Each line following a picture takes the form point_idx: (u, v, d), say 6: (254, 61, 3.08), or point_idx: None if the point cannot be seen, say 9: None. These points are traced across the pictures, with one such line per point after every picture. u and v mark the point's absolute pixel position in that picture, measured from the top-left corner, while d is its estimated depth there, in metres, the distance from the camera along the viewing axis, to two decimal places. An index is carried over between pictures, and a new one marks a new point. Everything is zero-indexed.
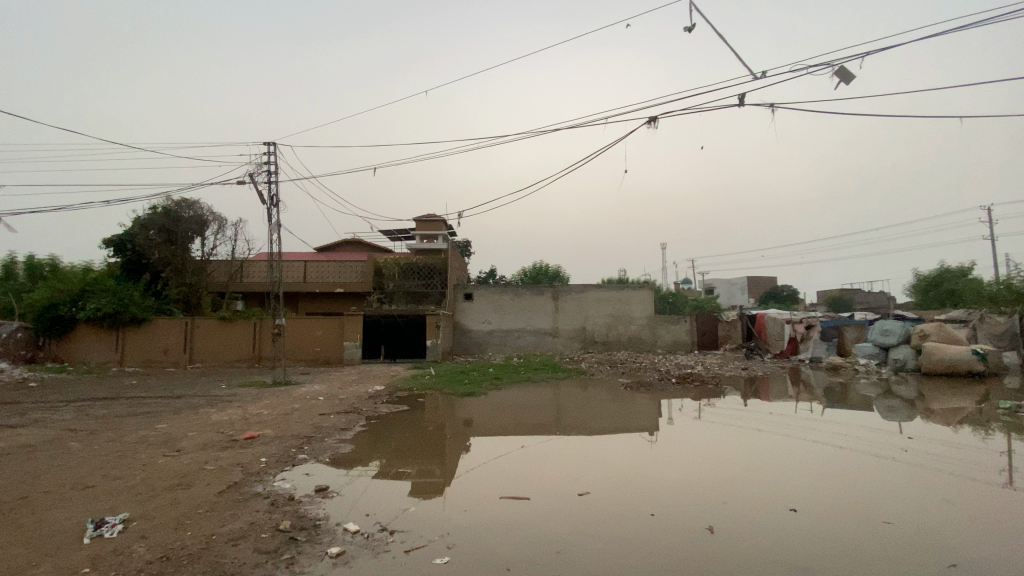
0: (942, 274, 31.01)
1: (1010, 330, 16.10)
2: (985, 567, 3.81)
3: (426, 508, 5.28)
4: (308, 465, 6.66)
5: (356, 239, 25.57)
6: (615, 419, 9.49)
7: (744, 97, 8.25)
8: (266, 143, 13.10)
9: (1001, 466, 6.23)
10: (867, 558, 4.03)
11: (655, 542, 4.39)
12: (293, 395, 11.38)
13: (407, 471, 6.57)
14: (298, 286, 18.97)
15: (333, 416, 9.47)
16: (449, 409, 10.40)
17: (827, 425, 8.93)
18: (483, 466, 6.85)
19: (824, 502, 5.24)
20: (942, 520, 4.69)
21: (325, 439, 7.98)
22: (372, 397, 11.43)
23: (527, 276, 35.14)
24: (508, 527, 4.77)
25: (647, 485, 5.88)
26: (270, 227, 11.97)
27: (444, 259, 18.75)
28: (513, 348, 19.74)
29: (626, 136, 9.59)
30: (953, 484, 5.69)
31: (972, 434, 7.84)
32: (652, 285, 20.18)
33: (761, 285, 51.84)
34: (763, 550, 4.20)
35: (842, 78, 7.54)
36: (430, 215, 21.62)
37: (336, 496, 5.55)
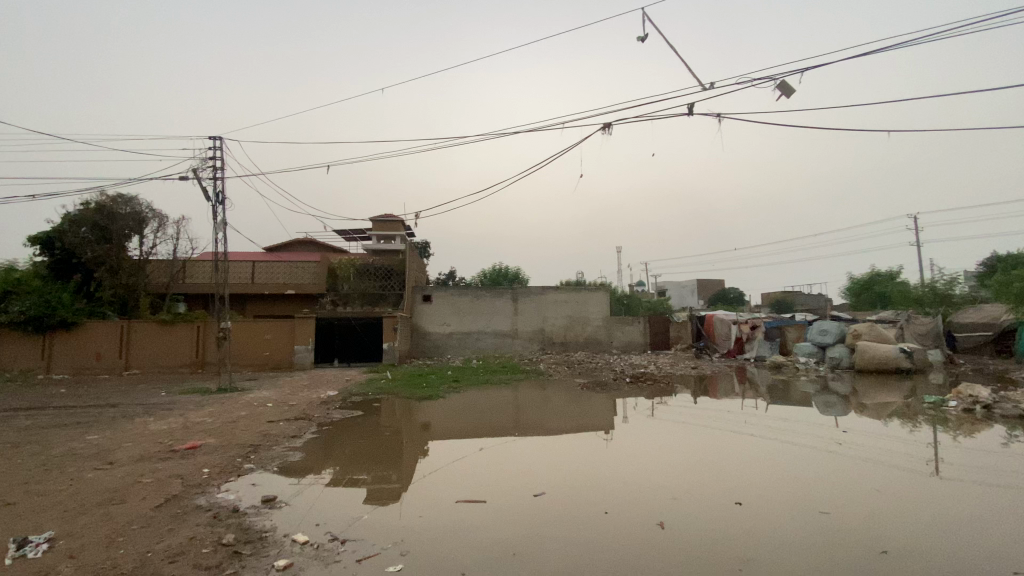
0: (872, 276, 33.33)
1: (934, 331, 17.40)
2: (912, 553, 4.08)
3: (381, 515, 5.12)
4: (254, 475, 6.34)
5: (309, 240, 24.65)
6: (573, 419, 9.59)
7: (693, 107, 8.52)
8: (211, 137, 12.43)
9: (928, 457, 6.70)
10: (808, 548, 4.21)
11: (610, 539, 4.44)
12: (239, 402, 10.82)
13: (362, 478, 6.37)
14: (246, 287, 18.14)
15: (283, 423, 9.08)
16: (406, 413, 10.18)
17: (772, 420, 9.36)
18: (440, 470, 6.74)
19: (767, 495, 5.46)
20: (874, 509, 4.99)
21: (273, 447, 7.64)
22: (324, 402, 11.04)
23: (486, 278, 35.19)
24: (465, 531, 4.69)
25: (602, 485, 5.94)
26: (216, 225, 11.37)
27: (401, 259, 18.46)
28: (471, 350, 19.62)
29: (584, 140, 9.69)
30: (884, 475, 6.06)
31: (899, 427, 8.42)
32: (608, 286, 20.59)
33: (710, 288, 54.04)
34: (712, 544, 4.32)
35: (784, 92, 7.95)
36: (387, 215, 21.24)
37: (285, 506, 5.30)
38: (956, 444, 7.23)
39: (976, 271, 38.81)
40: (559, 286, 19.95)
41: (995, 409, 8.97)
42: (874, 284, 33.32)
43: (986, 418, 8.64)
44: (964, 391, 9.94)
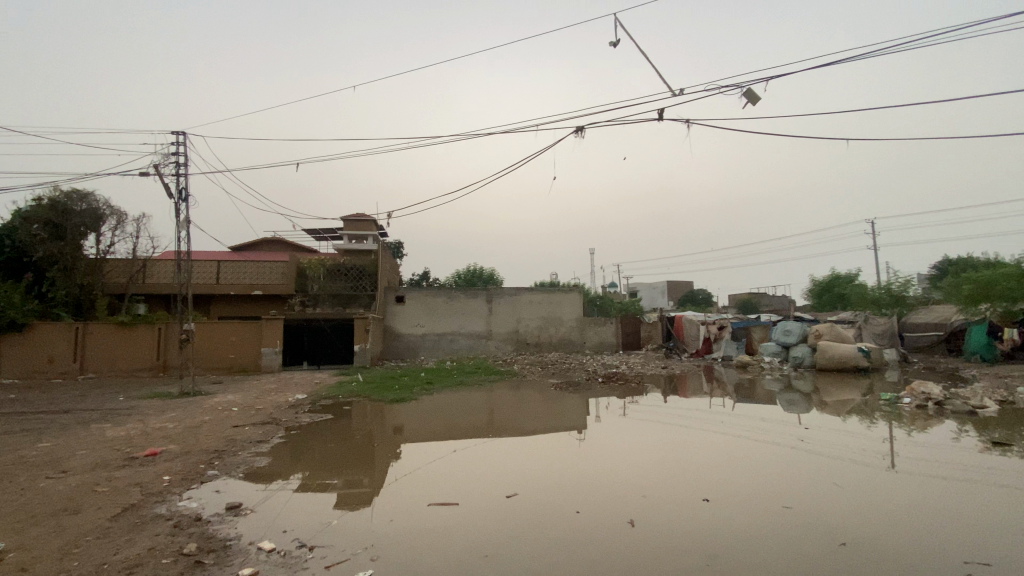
0: (834, 278, 34.59)
1: (889, 330, 18.20)
2: (867, 543, 4.27)
3: (352, 520, 5.03)
4: (218, 482, 6.13)
5: (277, 238, 24.02)
6: (546, 419, 9.64)
7: (663, 112, 8.71)
8: (175, 132, 11.96)
9: (885, 452, 6.99)
10: (771, 541, 4.34)
11: (583, 539, 4.46)
12: (202, 406, 10.45)
13: (332, 483, 6.24)
14: (211, 287, 17.56)
15: (249, 428, 8.81)
16: (378, 416, 10.05)
17: (739, 418, 9.61)
18: (414, 473, 6.66)
19: (733, 491, 5.60)
20: (835, 503, 5.17)
21: (238, 452, 7.40)
22: (293, 406, 10.78)
23: (460, 279, 35.06)
24: (436, 534, 4.64)
25: (572, 484, 5.99)
26: (179, 223, 10.95)
27: (374, 260, 18.21)
28: (445, 351, 19.48)
29: (558, 143, 9.78)
30: (845, 470, 6.29)
31: (858, 423, 8.77)
32: (581, 287, 20.76)
33: (680, 289, 55.14)
34: (680, 539, 4.42)
35: (750, 99, 8.19)
36: (359, 215, 20.91)
37: (251, 513, 5.15)
38: (911, 439, 7.58)
39: (929, 274, 40.74)
40: (533, 287, 20.02)
41: (945, 405, 9.45)
42: (835, 286, 34.60)
43: (938, 414, 9.10)
44: (917, 389, 10.44)
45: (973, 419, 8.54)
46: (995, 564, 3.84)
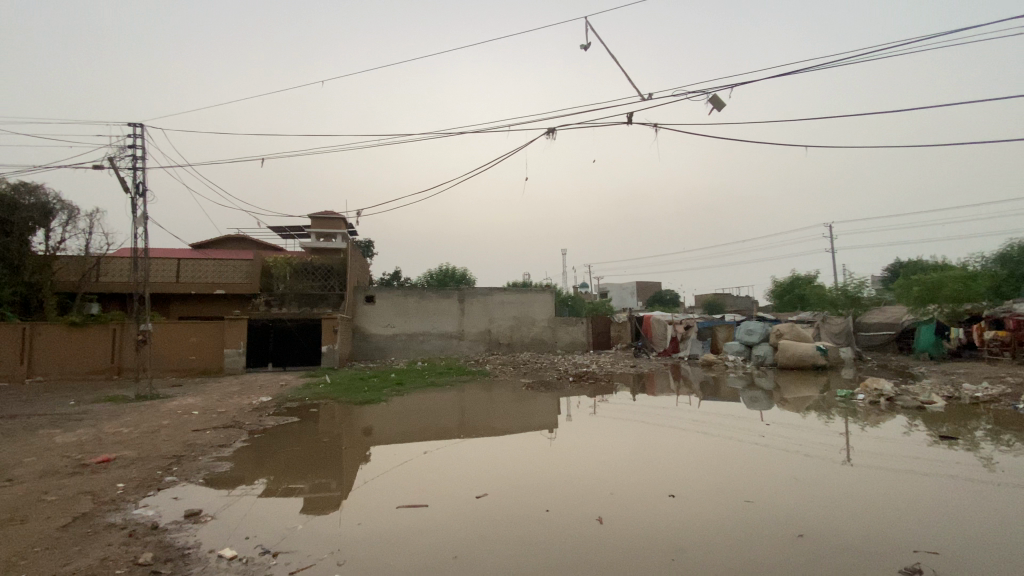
0: (794, 280, 35.81)
1: (845, 330, 19.01)
2: (823, 535, 4.44)
3: (318, 524, 4.92)
4: (177, 488, 5.90)
5: (242, 236, 23.24)
6: (517, 419, 9.66)
7: (632, 116, 8.85)
8: (131, 124, 11.12)
9: (841, 446, 7.30)
10: (734, 535, 4.47)
11: (551, 538, 4.49)
12: (160, 410, 10.02)
13: (298, 487, 6.09)
14: (170, 286, 16.87)
15: (210, 432, 8.50)
16: (346, 418, 9.85)
17: (705, 415, 9.87)
18: (383, 475, 6.56)
19: (697, 487, 5.73)
20: (794, 496, 5.37)
21: (199, 457, 7.14)
22: (257, 409, 10.46)
23: (431, 279, 34.82)
24: (405, 537, 4.59)
25: (541, 483, 6.01)
26: (136, 219, 10.47)
27: (342, 259, 17.88)
28: (416, 352, 19.29)
29: (529, 144, 9.78)
30: (804, 464, 6.53)
31: (817, 419, 9.11)
32: (553, 287, 20.88)
33: (648, 290, 56.22)
34: (647, 536, 4.49)
35: (715, 106, 8.41)
36: (327, 213, 20.46)
37: (211, 520, 4.96)
38: (865, 434, 7.93)
39: (882, 276, 42.73)
40: (505, 287, 20.03)
41: (896, 401, 9.94)
42: (795, 288, 35.84)
43: (889, 409, 9.56)
44: (870, 385, 10.94)
45: (922, 414, 8.99)
46: (941, 553, 4.05)
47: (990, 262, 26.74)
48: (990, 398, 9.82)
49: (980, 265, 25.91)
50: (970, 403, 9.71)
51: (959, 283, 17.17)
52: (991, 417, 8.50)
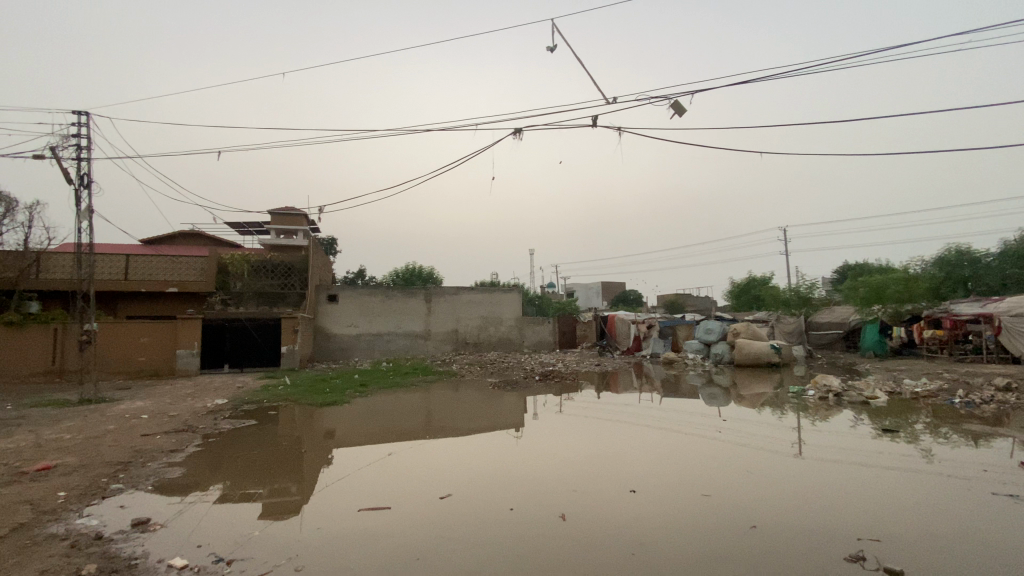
0: (750, 281, 37.17)
1: (798, 329, 19.93)
2: (774, 525, 4.65)
3: (277, 530, 4.78)
4: (125, 496, 5.61)
5: (195, 231, 22.24)
6: (484, 419, 9.65)
7: (596, 119, 8.99)
8: (76, 113, 10.58)
9: (793, 440, 7.64)
10: (691, 528, 4.62)
11: (516, 536, 4.51)
12: (106, 414, 9.49)
13: (256, 492, 5.89)
14: (118, 284, 15.97)
15: (161, 437, 8.12)
16: (307, 420, 9.58)
17: (667, 411, 10.13)
18: (345, 478, 6.42)
19: (657, 482, 5.88)
20: (748, 489, 5.58)
21: (148, 463, 6.80)
22: (211, 412, 10.05)
23: (397, 278, 34.40)
24: (367, 540, 4.51)
25: (505, 483, 6.02)
26: (80, 211, 9.88)
27: (304, 257, 17.41)
28: (381, 352, 18.98)
29: (495, 144, 9.72)
30: (760, 458, 6.79)
31: (772, 414, 9.50)
32: (520, 287, 20.96)
33: (613, 290, 57.23)
34: (609, 531, 4.58)
35: (677, 111, 8.64)
36: (288, 209, 19.85)
37: (161, 529, 4.75)
38: (816, 428, 8.33)
39: (832, 278, 44.87)
40: (472, 287, 19.98)
41: (843, 396, 10.49)
42: (751, 288, 37.21)
43: (838, 404, 10.08)
44: (820, 382, 11.51)
45: (867, 409, 9.53)
46: (883, 540, 4.31)
47: (929, 265, 28.49)
48: (928, 393, 10.50)
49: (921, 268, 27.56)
50: (911, 398, 10.35)
51: (900, 284, 18.27)
52: (929, 411, 9.09)
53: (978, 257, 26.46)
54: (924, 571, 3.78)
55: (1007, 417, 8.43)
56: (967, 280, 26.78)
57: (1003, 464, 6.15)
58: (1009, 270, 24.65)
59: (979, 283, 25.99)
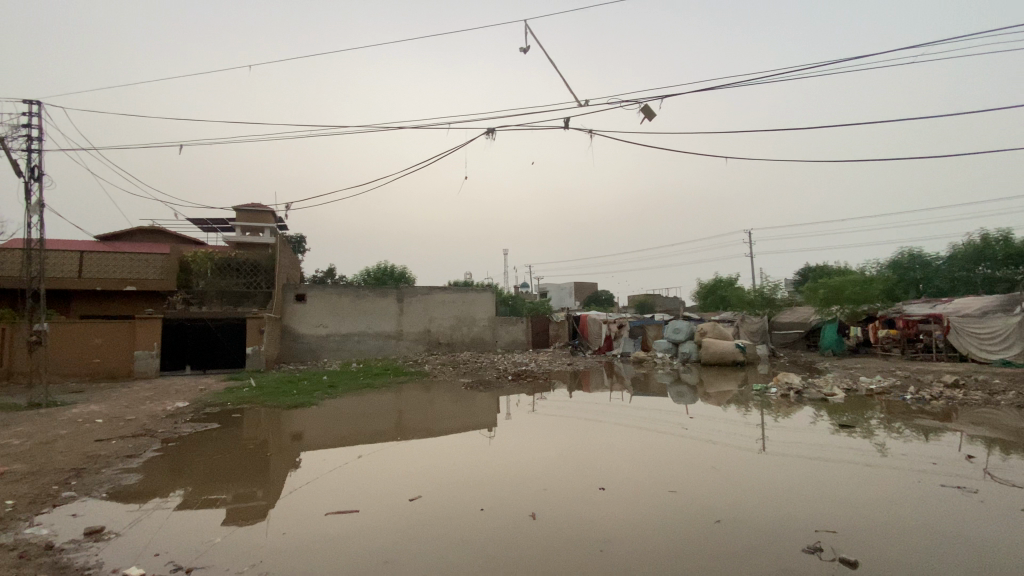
0: (717, 282, 38.05)
1: (761, 328, 20.64)
2: (737, 520, 4.79)
3: (241, 536, 4.64)
4: (77, 504, 5.34)
5: (154, 228, 21.31)
6: (456, 419, 9.61)
7: (568, 121, 9.06)
8: (27, 101, 10.02)
9: (757, 436, 7.89)
10: (660, 524, 4.72)
11: (486, 536, 4.53)
12: (56, 419, 9.02)
13: (220, 498, 5.71)
14: (71, 283, 15.17)
15: (117, 442, 7.76)
16: (273, 423, 9.33)
17: (637, 410, 10.30)
18: (313, 482, 6.28)
19: (627, 480, 5.98)
20: (712, 485, 5.74)
21: (102, 469, 6.49)
22: (171, 416, 9.67)
23: (368, 278, 33.90)
24: (334, 544, 4.43)
25: (475, 483, 6.01)
26: (29, 205, 9.36)
27: (271, 255, 17.00)
28: (351, 352, 18.65)
29: (469, 143, 9.66)
30: (725, 455, 6.98)
31: (736, 411, 9.79)
32: (493, 287, 20.96)
33: (585, 291, 57.83)
34: (579, 529, 4.63)
35: (646, 115, 8.80)
36: (255, 205, 19.30)
37: (116, 537, 4.55)
38: (779, 424, 8.62)
39: (794, 280, 46.47)
40: (446, 287, 19.87)
41: (804, 393, 10.90)
42: (717, 289, 38.16)
43: (798, 401, 10.46)
44: (782, 380, 11.92)
45: (827, 405, 9.94)
46: (839, 531, 4.50)
47: (884, 268, 29.89)
48: (882, 390, 11.02)
49: (877, 270, 28.91)
50: (866, 395, 10.83)
51: (857, 286, 19.11)
52: (884, 407, 9.55)
53: (929, 261, 27.91)
54: (877, 560, 3.97)
55: (954, 412, 8.92)
56: (918, 282, 28.25)
57: (949, 457, 6.51)
58: (957, 274, 26.13)
59: (930, 285, 27.43)
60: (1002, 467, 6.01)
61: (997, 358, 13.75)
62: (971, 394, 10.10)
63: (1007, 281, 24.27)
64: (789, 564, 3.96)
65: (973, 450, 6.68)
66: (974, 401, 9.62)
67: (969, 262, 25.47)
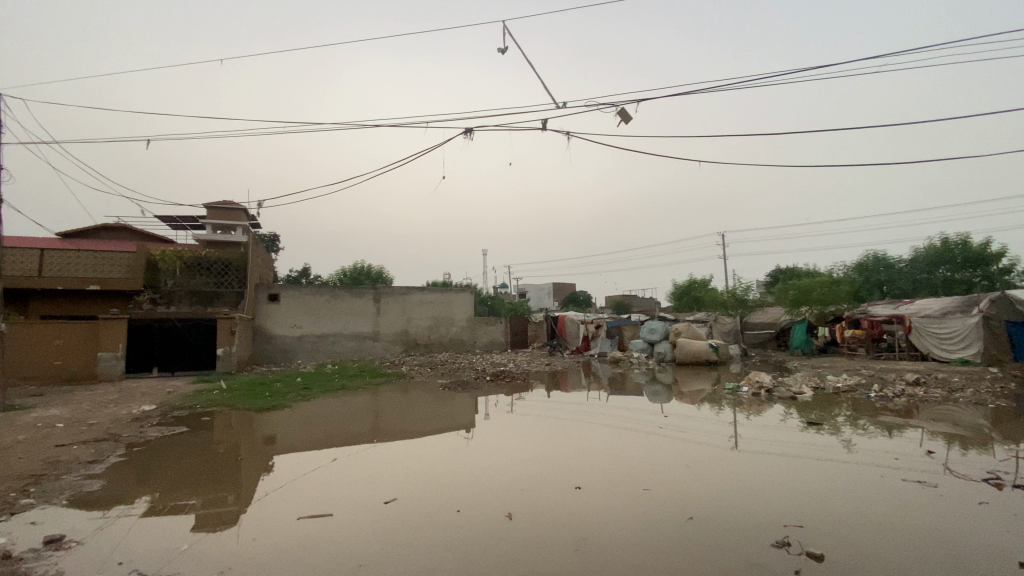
0: (691, 284, 38.75)
1: (734, 329, 21.14)
2: (709, 516, 4.90)
3: (210, 543, 4.52)
4: (36, 511, 5.12)
5: (120, 225, 20.58)
6: (433, 421, 9.56)
7: (546, 122, 9.13)
8: None
9: (730, 434, 8.07)
10: (634, 522, 4.80)
11: (463, 537, 4.52)
12: (13, 424, 8.63)
13: (189, 504, 5.56)
14: (29, 282, 14.52)
15: (78, 447, 7.47)
16: (245, 426, 9.12)
17: (614, 409, 10.43)
18: (286, 486, 6.16)
19: (603, 478, 6.05)
20: (686, 482, 5.85)
21: (63, 476, 6.24)
22: (137, 419, 9.36)
23: (344, 278, 33.45)
24: (306, 549, 4.36)
25: (454, 484, 6.00)
26: None
27: (243, 255, 16.60)
28: (326, 353, 18.35)
29: (447, 142, 9.66)
30: (699, 452, 7.13)
31: (710, 410, 10.02)
32: (472, 287, 20.91)
33: (564, 292, 58.27)
34: (555, 528, 4.67)
35: (623, 118, 8.94)
36: (227, 202, 18.83)
37: (79, 546, 4.39)
38: (751, 422, 8.85)
39: (766, 282, 47.72)
40: (424, 287, 19.72)
41: (774, 392, 11.22)
42: (692, 290, 38.85)
43: (769, 399, 10.77)
44: (753, 378, 12.22)
45: (796, 403, 10.25)
46: (806, 526, 4.64)
47: (851, 270, 30.98)
48: (848, 387, 11.42)
49: (844, 272, 29.99)
50: (833, 393, 11.20)
51: (825, 287, 19.75)
52: (850, 404, 9.90)
53: (892, 264, 29.10)
54: (841, 553, 4.12)
55: (916, 409, 9.30)
56: (882, 284, 29.40)
57: (911, 452, 6.80)
58: (918, 276, 27.28)
59: (893, 287, 28.58)
60: (960, 462, 6.29)
61: (956, 357, 14.34)
62: (931, 392, 10.55)
63: (965, 283, 25.38)
64: (755, 558, 4.07)
65: (934, 446, 6.98)
66: (934, 399, 10.06)
67: (930, 264, 26.62)
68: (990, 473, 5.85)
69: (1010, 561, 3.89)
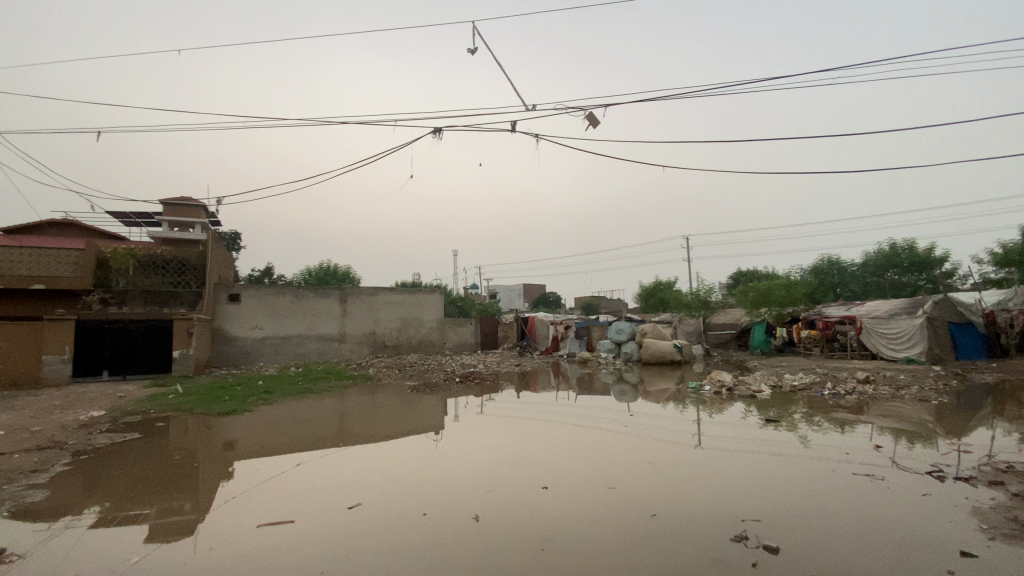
0: (657, 285, 39.59)
1: (697, 329, 21.71)
2: (672, 513, 5.03)
3: (165, 554, 4.34)
4: None
5: (68, 220, 19.50)
6: (401, 423, 9.44)
7: (515, 124, 9.13)
8: None
9: (693, 432, 8.28)
10: (599, 519, 4.89)
11: (427, 541, 4.48)
12: None
13: (142, 513, 5.32)
14: None
15: (18, 456, 7.03)
16: (204, 432, 8.78)
17: (582, 408, 10.57)
18: (245, 493, 5.96)
19: (569, 477, 6.14)
20: (650, 479, 6.00)
21: (2, 487, 5.86)
22: (84, 426, 8.88)
23: (309, 278, 32.63)
24: (264, 557, 4.24)
25: (420, 487, 5.95)
26: None
27: (201, 254, 16.07)
28: (290, 355, 17.87)
29: (415, 141, 9.56)
30: (663, 450, 7.31)
31: (676, 409, 10.25)
32: (442, 288, 20.77)
33: (533, 292, 58.63)
34: (521, 529, 4.70)
35: (591, 122, 9.07)
36: (185, 199, 18.12)
37: (21, 559, 4.14)
38: (714, 420, 9.10)
39: (728, 283, 49.27)
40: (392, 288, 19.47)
41: (735, 390, 11.61)
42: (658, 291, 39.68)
43: (730, 398, 11.12)
44: (715, 377, 12.58)
45: (756, 401, 10.63)
46: (762, 520, 4.82)
47: (806, 274, 32.34)
48: (803, 385, 11.93)
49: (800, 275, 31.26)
50: (790, 390, 11.67)
51: (783, 289, 20.53)
52: (806, 402, 10.33)
53: (844, 267, 30.54)
54: (794, 544, 4.33)
55: (866, 406, 9.78)
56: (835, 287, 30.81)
57: (861, 447, 7.15)
58: (868, 279, 28.72)
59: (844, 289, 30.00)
60: (906, 456, 6.66)
61: (902, 356, 15.15)
62: (880, 389, 11.13)
63: (910, 287, 26.93)
64: (714, 552, 4.21)
65: (882, 441, 7.36)
66: (882, 395, 10.61)
67: (879, 268, 28.09)
68: (932, 466, 6.21)
69: (949, 550, 4.14)
